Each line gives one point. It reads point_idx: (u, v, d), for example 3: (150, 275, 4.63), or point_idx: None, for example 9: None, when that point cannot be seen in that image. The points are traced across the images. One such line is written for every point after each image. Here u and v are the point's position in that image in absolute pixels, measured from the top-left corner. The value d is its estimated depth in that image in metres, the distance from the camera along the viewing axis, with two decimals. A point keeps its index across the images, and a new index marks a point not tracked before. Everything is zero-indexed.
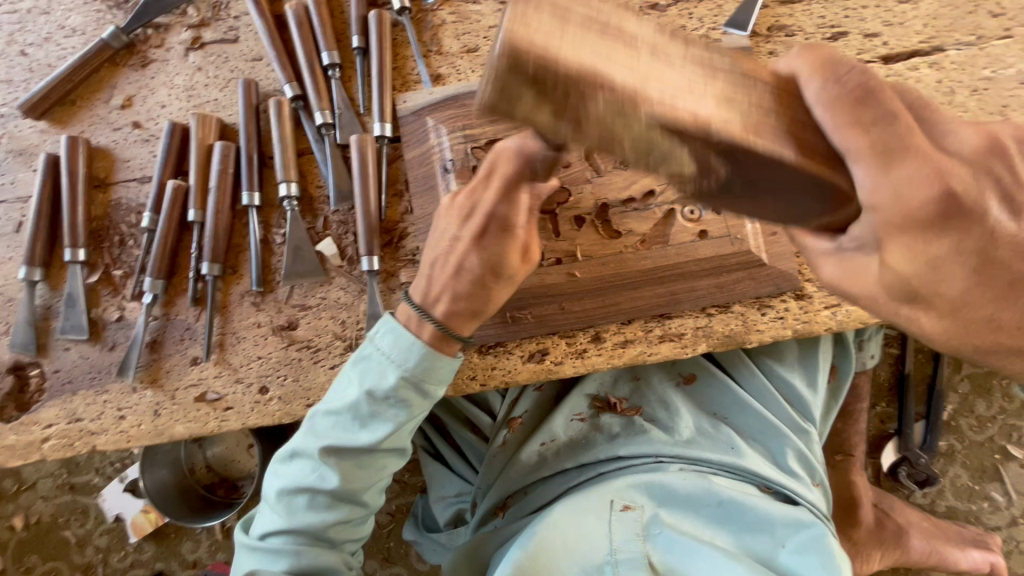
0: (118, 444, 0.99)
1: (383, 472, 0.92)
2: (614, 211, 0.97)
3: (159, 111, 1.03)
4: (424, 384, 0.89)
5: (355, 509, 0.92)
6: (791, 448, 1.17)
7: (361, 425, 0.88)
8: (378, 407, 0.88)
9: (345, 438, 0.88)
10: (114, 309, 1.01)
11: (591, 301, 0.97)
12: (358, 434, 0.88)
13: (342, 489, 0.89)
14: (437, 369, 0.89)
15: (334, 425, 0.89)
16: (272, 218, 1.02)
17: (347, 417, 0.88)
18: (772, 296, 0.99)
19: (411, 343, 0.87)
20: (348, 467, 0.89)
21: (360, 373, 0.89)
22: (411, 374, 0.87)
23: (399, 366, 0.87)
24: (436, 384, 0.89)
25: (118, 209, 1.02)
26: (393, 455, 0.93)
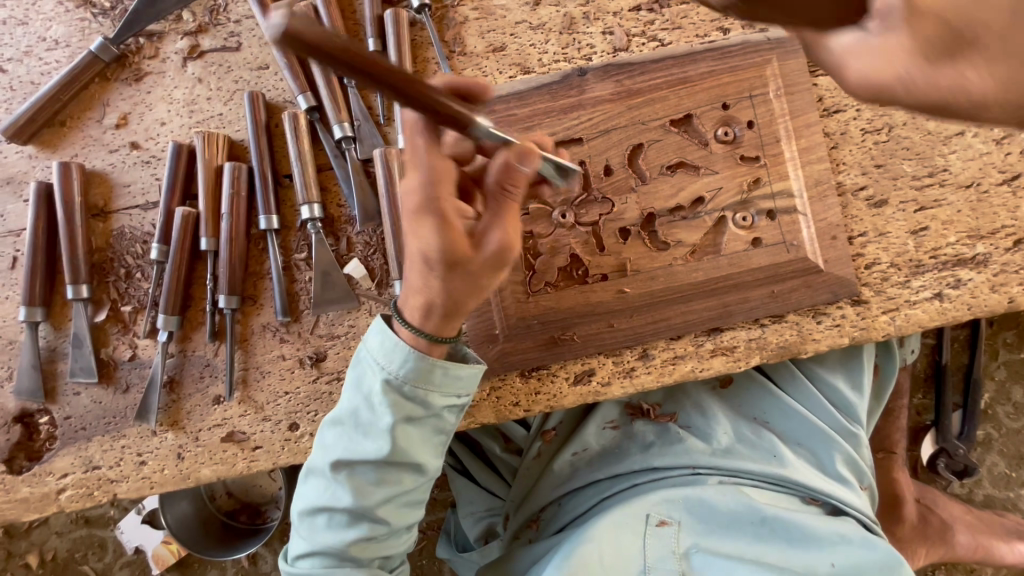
0: (141, 491, 0.94)
1: (401, 487, 0.85)
2: (662, 220, 0.90)
3: (159, 130, 0.94)
4: (410, 387, 0.81)
5: (376, 525, 0.85)
6: (840, 454, 1.13)
7: (365, 434, 0.83)
8: (374, 415, 0.82)
9: (352, 451, 0.83)
10: (125, 348, 0.94)
11: (639, 318, 0.91)
12: (361, 444, 0.83)
13: (359, 505, 0.83)
14: (429, 371, 0.81)
15: (340, 438, 0.84)
16: (291, 242, 0.94)
17: (350, 428, 0.84)
18: (829, 303, 0.94)
19: (393, 343, 0.81)
20: (361, 482, 0.84)
21: (354, 381, 0.85)
22: (394, 378, 0.81)
23: (384, 370, 0.82)
24: (426, 387, 0.82)
25: (122, 239, 0.94)
26: (410, 468, 0.86)
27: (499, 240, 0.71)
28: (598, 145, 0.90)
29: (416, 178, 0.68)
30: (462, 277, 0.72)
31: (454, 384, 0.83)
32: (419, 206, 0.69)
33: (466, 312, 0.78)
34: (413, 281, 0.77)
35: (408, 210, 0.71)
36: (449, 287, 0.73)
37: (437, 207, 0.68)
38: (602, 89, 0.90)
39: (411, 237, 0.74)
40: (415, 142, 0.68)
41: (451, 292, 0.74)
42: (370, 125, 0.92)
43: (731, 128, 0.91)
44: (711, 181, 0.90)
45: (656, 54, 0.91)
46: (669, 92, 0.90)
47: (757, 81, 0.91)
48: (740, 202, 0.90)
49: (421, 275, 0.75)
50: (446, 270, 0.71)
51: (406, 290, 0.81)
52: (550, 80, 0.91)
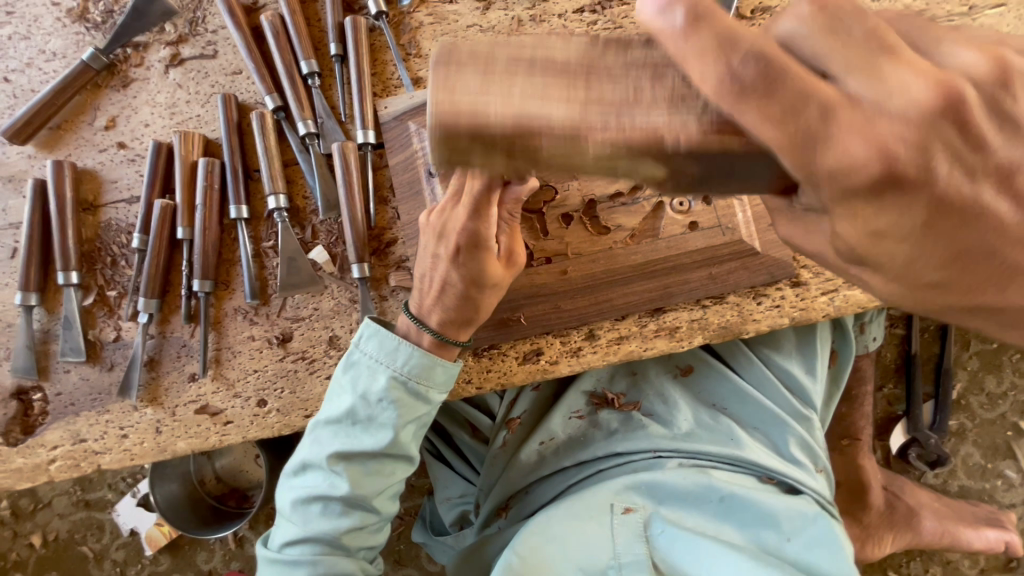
0: (123, 463, 1.01)
1: (395, 476, 0.93)
2: (602, 206, 0.95)
3: (144, 130, 1.03)
4: (412, 383, 0.89)
5: (368, 514, 0.92)
6: (794, 436, 1.12)
7: (363, 428, 0.89)
8: (374, 411, 0.88)
9: (350, 443, 0.89)
10: (111, 330, 1.02)
11: (583, 299, 0.96)
12: (360, 438, 0.89)
13: (356, 494, 0.89)
14: (430, 370, 0.89)
15: (336, 434, 0.89)
16: (261, 231, 1.02)
17: (347, 424, 0.89)
18: (768, 284, 0.98)
19: (398, 345, 0.89)
20: (357, 473, 0.89)
21: (350, 381, 0.90)
22: (398, 375, 0.89)
23: (387, 368, 0.89)
24: (426, 384, 0.90)
25: (109, 230, 1.03)
26: (401, 459, 0.93)
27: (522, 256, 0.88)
28: None
29: (473, 221, 0.80)
30: (496, 294, 0.88)
31: (449, 380, 0.92)
32: (473, 243, 0.82)
33: (487, 316, 0.92)
34: (445, 301, 0.88)
35: (452, 245, 0.84)
36: (487, 305, 0.89)
37: (487, 244, 0.82)
38: None
39: (451, 264, 0.85)
40: (492, 196, 0.79)
41: (485, 307, 0.89)
42: (332, 122, 1.00)
43: None
44: None
45: (596, 51, 0.97)
46: None
47: None
48: None
49: (452, 295, 0.87)
50: (483, 289, 0.86)
51: (425, 301, 0.90)
52: None
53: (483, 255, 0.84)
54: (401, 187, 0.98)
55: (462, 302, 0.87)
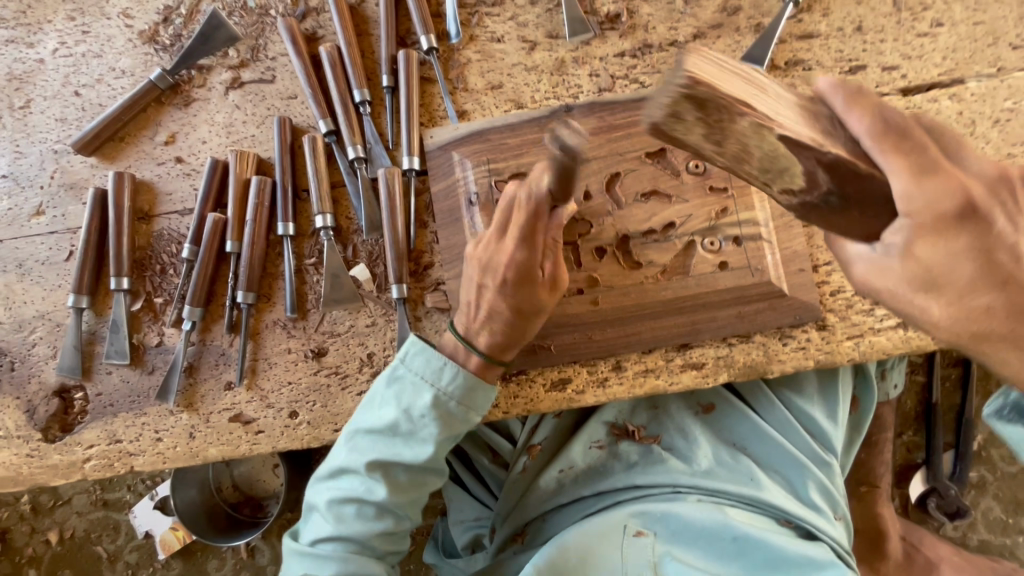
0: (155, 466, 1.04)
1: (425, 488, 0.94)
2: (635, 242, 0.99)
3: (201, 147, 1.09)
4: (454, 404, 0.90)
5: (399, 521, 0.93)
6: (813, 481, 1.10)
7: (405, 441, 0.90)
8: (416, 424, 0.89)
9: (391, 455, 0.89)
10: (154, 335, 1.06)
11: (613, 330, 0.99)
12: (402, 451, 0.89)
13: (389, 503, 0.90)
14: (472, 393, 0.91)
15: (376, 443, 0.90)
16: (304, 248, 1.06)
17: (388, 436, 0.90)
18: (794, 326, 0.99)
19: (446, 363, 0.89)
20: (393, 483, 0.91)
21: (395, 395, 0.91)
22: (443, 396, 0.90)
23: (434, 386, 0.89)
24: (466, 407, 0.91)
25: (160, 240, 1.07)
26: (434, 471, 0.94)
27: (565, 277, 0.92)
28: (579, 172, 1.00)
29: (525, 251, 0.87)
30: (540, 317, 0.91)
31: (488, 405, 0.94)
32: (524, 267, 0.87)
33: (530, 339, 0.94)
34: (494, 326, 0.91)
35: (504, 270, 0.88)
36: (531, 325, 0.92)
37: (534, 277, 0.88)
38: (585, 124, 1.01)
39: (497, 294, 0.89)
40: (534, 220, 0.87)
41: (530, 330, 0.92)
42: (380, 147, 1.05)
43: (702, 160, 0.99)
44: (682, 209, 0.98)
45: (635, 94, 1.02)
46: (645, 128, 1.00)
47: None
48: (708, 228, 0.98)
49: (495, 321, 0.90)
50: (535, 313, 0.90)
51: (472, 326, 0.92)
52: (539, 114, 1.02)
53: (534, 288, 0.88)
54: (442, 213, 1.03)
55: (500, 325, 0.90)
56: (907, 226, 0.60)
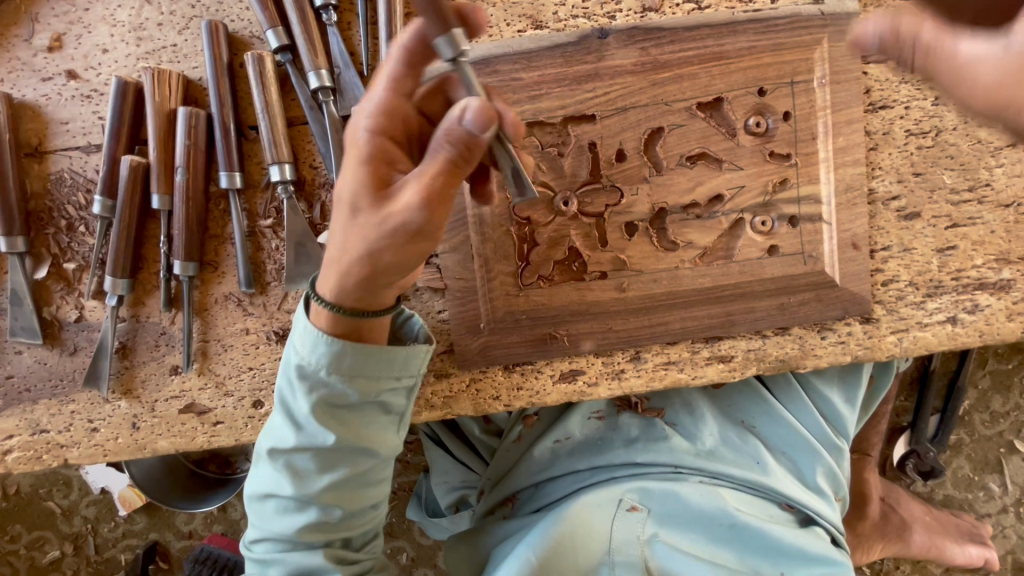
0: (94, 458, 0.89)
1: (353, 473, 0.70)
2: (673, 218, 0.81)
3: (100, 58, 0.80)
4: (325, 375, 0.65)
5: (328, 511, 0.70)
6: (822, 467, 1.04)
7: (291, 422, 0.68)
8: (292, 402, 0.68)
9: (281, 439, 0.69)
10: (71, 308, 0.85)
11: (636, 320, 0.84)
12: (285, 433, 0.68)
13: (302, 495, 0.69)
14: (348, 359, 0.65)
15: (271, 427, 0.71)
16: (257, 205, 0.84)
17: (278, 418, 0.70)
18: (837, 319, 0.88)
19: (305, 327, 0.66)
20: (298, 469, 0.69)
21: (280, 366, 0.70)
22: (310, 369, 0.66)
23: (298, 358, 0.66)
24: (350, 375, 0.65)
25: (61, 185, 0.82)
26: (357, 452, 0.70)
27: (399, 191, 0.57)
28: (613, 125, 0.79)
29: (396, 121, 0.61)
30: (360, 226, 0.57)
31: (385, 369, 0.67)
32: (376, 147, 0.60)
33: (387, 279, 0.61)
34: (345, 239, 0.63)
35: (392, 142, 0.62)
36: (352, 240, 0.58)
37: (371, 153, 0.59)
38: (623, 57, 0.78)
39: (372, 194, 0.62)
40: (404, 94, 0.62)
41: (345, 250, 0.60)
42: (353, 73, 0.79)
43: (764, 118, 0.80)
44: (734, 178, 0.80)
45: (689, 20, 0.78)
46: (700, 69, 0.78)
47: (803, 63, 0.79)
48: (762, 204, 0.81)
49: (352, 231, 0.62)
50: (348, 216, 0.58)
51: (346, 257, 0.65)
52: (565, 40, 0.78)
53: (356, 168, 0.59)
54: None
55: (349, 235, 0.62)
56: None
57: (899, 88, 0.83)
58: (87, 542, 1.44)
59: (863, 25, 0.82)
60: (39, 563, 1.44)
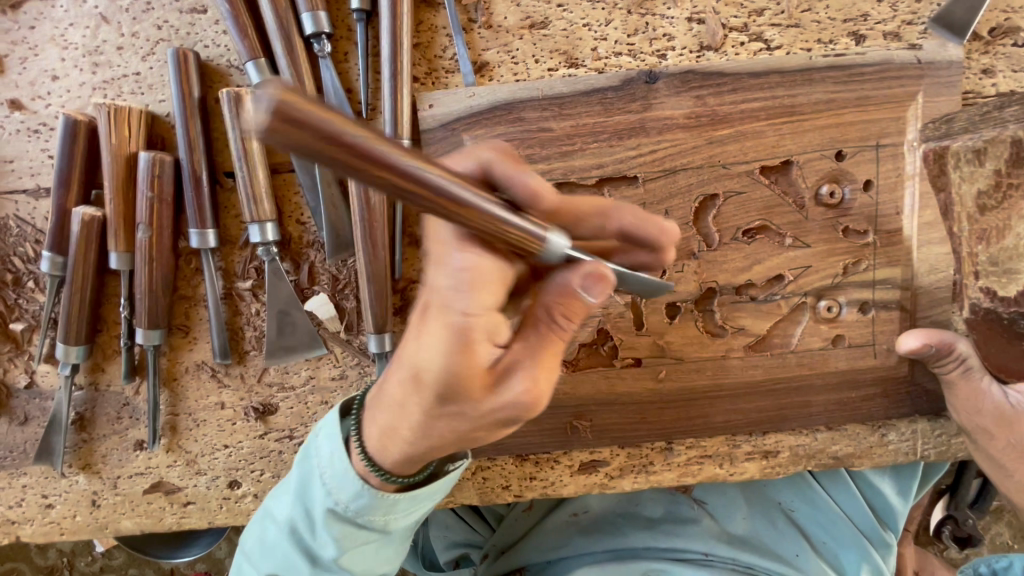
0: (49, 537, 0.79)
1: None
2: (723, 299, 0.69)
3: (50, 86, 0.68)
4: (363, 518, 0.57)
5: None
6: (868, 565, 0.94)
7: (306, 552, 0.60)
8: (315, 537, 0.59)
9: (288, 567, 0.61)
10: (21, 373, 0.74)
11: (672, 413, 0.72)
12: (298, 564, 0.60)
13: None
14: (390, 504, 0.57)
15: (276, 547, 0.62)
16: (235, 264, 0.72)
17: (288, 544, 0.61)
18: (904, 416, 0.75)
19: (344, 465, 0.56)
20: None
21: (298, 487, 0.60)
22: (343, 509, 0.57)
23: (332, 495, 0.57)
24: (388, 516, 0.57)
25: (5, 234, 0.70)
26: (375, 574, 0.64)
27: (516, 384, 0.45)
28: (658, 189, 0.66)
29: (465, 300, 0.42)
30: (456, 419, 0.47)
31: (421, 505, 0.59)
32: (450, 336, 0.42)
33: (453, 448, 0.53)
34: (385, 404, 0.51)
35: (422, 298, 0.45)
36: (428, 428, 0.48)
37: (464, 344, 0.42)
38: (674, 108, 0.65)
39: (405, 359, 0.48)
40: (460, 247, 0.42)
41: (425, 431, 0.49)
42: (349, 116, 0.66)
43: (840, 186, 0.66)
44: (799, 256, 0.67)
45: (757, 64, 0.64)
46: (767, 125, 0.65)
47: (891, 122, 0.65)
48: (830, 287, 0.68)
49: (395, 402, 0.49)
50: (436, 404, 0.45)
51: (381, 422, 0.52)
52: (605, 85, 0.65)
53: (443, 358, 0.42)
54: None
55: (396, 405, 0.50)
56: None
57: None
58: None
59: (965, 74, 0.68)
60: None
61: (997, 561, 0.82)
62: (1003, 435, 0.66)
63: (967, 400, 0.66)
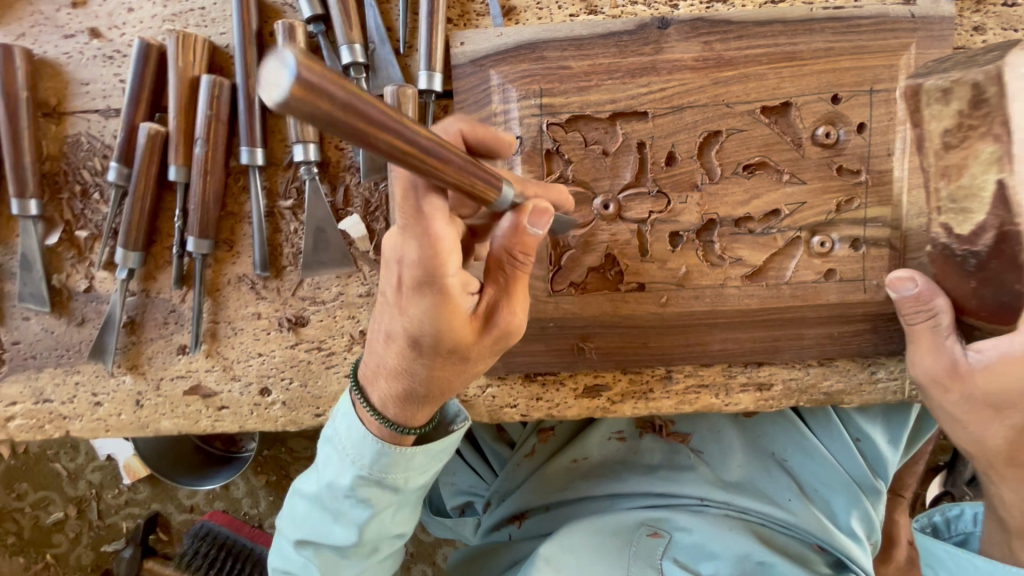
0: (95, 432, 0.86)
1: (381, 551, 0.74)
2: (723, 231, 0.74)
3: (126, 17, 0.76)
4: (384, 478, 0.66)
5: None
6: (857, 512, 0.97)
7: (335, 518, 0.70)
8: (342, 502, 0.69)
9: (319, 532, 0.71)
10: (80, 277, 0.82)
11: (671, 338, 0.77)
12: (330, 528, 0.70)
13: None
14: (405, 463, 0.66)
15: (310, 513, 0.72)
16: (278, 184, 0.79)
17: (319, 508, 0.71)
18: (890, 355, 0.80)
19: (364, 436, 0.65)
20: (330, 558, 0.72)
21: (326, 459, 0.70)
22: (368, 474, 0.66)
23: (355, 464, 0.66)
24: (407, 474, 0.67)
25: (77, 149, 0.79)
26: (389, 536, 0.74)
27: (505, 317, 0.58)
28: (665, 125, 0.72)
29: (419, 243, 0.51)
30: (456, 363, 0.59)
31: (433, 464, 0.69)
32: (421, 277, 0.53)
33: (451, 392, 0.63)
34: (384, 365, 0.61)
35: (395, 273, 0.55)
36: (430, 373, 0.59)
37: (445, 285, 0.53)
38: (683, 51, 0.71)
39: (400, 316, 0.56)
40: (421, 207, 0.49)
41: (437, 378, 0.60)
42: (388, 51, 0.74)
43: (835, 128, 0.72)
44: (794, 192, 0.73)
45: (761, 13, 0.70)
46: (768, 69, 0.71)
47: (885, 71, 0.70)
48: (823, 222, 0.74)
49: (396, 357, 0.59)
50: (438, 353, 0.57)
51: (374, 370, 0.63)
52: (621, 28, 0.71)
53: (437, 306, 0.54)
54: None
55: (396, 359, 0.60)
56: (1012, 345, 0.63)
57: None
58: (90, 507, 1.43)
59: (957, 32, 0.73)
60: (43, 523, 1.44)
61: (949, 509, 0.76)
62: (956, 388, 0.66)
63: (925, 352, 0.69)
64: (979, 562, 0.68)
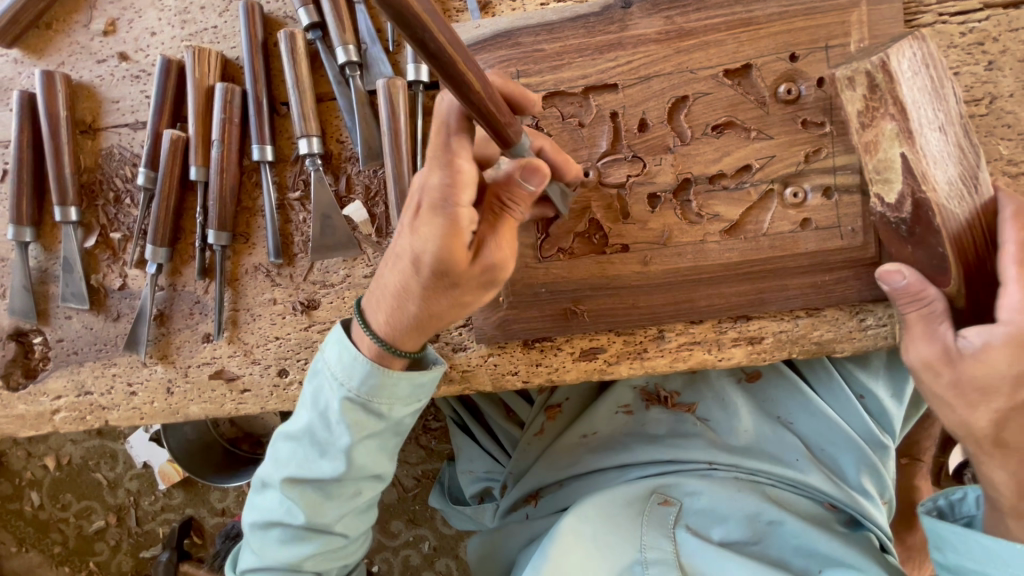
0: (131, 420, 0.93)
1: (363, 497, 0.74)
2: (699, 189, 0.79)
3: (149, 41, 0.87)
4: (371, 402, 0.68)
5: (335, 538, 0.75)
6: (866, 467, 0.98)
7: (321, 452, 0.71)
8: (331, 432, 0.70)
9: (303, 468, 0.71)
10: (115, 276, 0.90)
11: (660, 297, 0.81)
12: (316, 464, 0.71)
13: (315, 524, 0.73)
14: (391, 387, 0.68)
15: (294, 453, 0.72)
16: (287, 178, 0.87)
17: (305, 444, 0.71)
18: (877, 301, 0.81)
19: (354, 357, 0.67)
20: (314, 500, 0.72)
21: (312, 393, 0.71)
22: (356, 396, 0.68)
23: (342, 386, 0.68)
24: (391, 401, 0.69)
25: (110, 160, 0.88)
26: (369, 477, 0.74)
27: (495, 253, 0.59)
28: (635, 94, 0.78)
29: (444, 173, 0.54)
30: (446, 291, 0.59)
31: (417, 395, 0.71)
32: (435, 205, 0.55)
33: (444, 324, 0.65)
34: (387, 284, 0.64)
35: (414, 200, 0.57)
36: (425, 300, 0.61)
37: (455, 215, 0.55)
38: (647, 26, 0.77)
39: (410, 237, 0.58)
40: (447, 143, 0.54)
41: (430, 304, 0.62)
42: (378, 49, 0.81)
43: (796, 85, 0.77)
44: (763, 147, 0.77)
45: None
46: (727, 35, 0.76)
47: (838, 27, 0.75)
48: (793, 173, 0.78)
49: (399, 276, 0.61)
50: (434, 278, 0.58)
51: (378, 295, 0.66)
52: (588, 10, 0.77)
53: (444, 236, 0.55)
54: None
55: (396, 284, 0.62)
56: (998, 334, 0.64)
57: (945, 53, 0.78)
58: (129, 514, 1.51)
59: None
60: (86, 532, 1.52)
61: (952, 494, 0.77)
62: (946, 371, 0.67)
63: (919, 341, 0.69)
64: (982, 537, 0.68)
